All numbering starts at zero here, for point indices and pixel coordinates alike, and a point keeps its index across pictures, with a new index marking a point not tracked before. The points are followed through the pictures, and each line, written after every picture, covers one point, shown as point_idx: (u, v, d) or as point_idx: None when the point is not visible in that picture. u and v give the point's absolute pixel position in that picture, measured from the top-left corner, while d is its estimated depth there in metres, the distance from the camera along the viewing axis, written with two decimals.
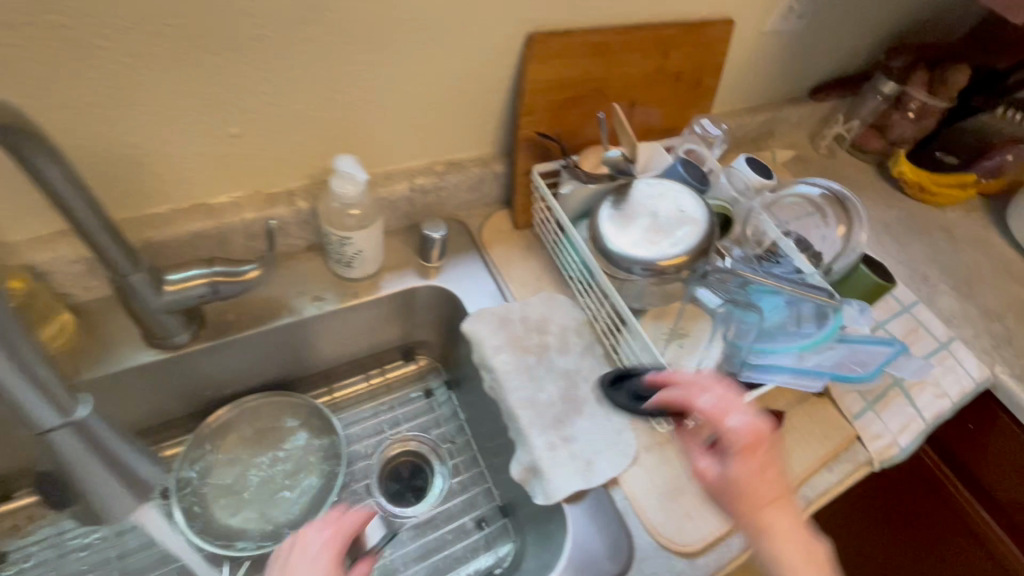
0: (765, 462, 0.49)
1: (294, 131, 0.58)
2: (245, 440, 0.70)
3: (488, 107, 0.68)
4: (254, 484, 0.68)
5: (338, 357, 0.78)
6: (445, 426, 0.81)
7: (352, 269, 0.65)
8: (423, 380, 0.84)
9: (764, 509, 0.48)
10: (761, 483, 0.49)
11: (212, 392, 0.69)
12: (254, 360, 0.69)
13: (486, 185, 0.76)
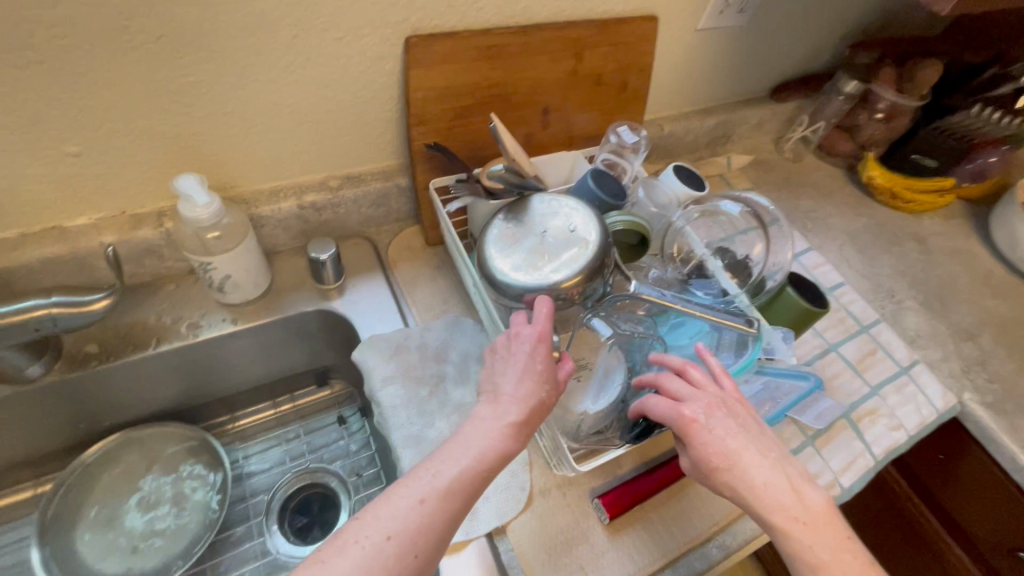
0: (715, 430, 0.46)
1: (144, 149, 0.53)
2: (123, 474, 0.66)
3: (378, 118, 0.62)
4: (126, 522, 0.64)
5: (234, 389, 0.72)
6: (352, 456, 0.74)
7: (224, 294, 0.60)
8: (334, 406, 0.77)
9: (726, 477, 0.44)
10: (716, 448, 0.45)
11: (89, 426, 0.65)
12: (143, 390, 0.65)
13: (391, 200, 0.71)
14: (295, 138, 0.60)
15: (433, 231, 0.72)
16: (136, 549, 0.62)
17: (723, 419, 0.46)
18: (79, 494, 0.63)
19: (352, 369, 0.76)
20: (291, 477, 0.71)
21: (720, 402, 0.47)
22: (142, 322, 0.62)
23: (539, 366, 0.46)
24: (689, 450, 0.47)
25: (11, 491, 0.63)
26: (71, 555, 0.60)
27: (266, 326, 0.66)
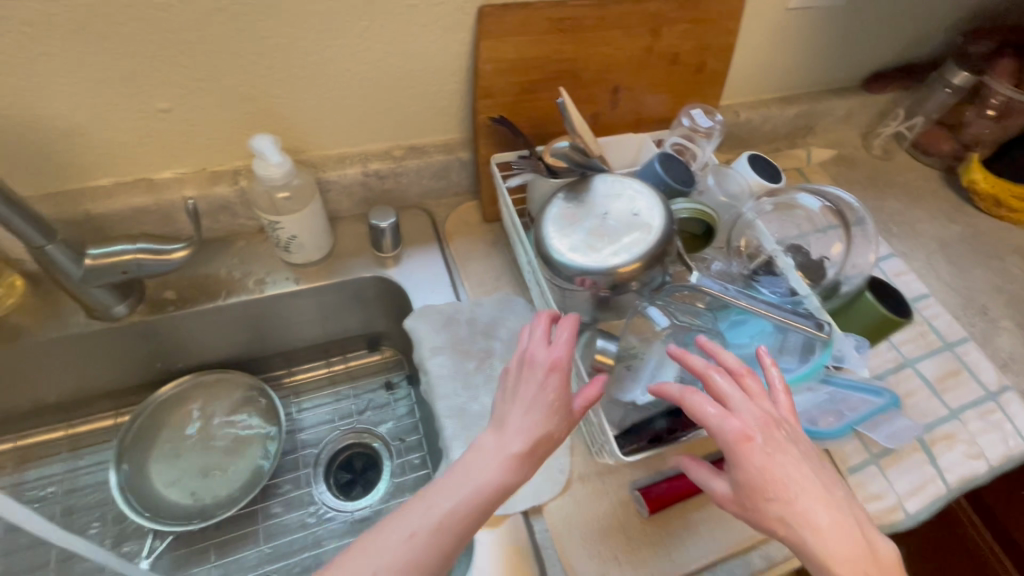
0: (772, 455, 0.42)
1: (226, 108, 0.56)
2: (189, 413, 0.71)
3: (445, 88, 0.62)
4: (190, 458, 0.68)
5: (291, 346, 0.76)
6: (396, 421, 0.76)
7: (288, 253, 0.63)
8: (383, 371, 0.80)
9: (783, 507, 0.41)
10: (776, 476, 0.42)
11: (162, 366, 0.70)
12: (211, 338, 0.69)
13: (452, 173, 0.71)
14: (364, 105, 0.61)
15: (491, 207, 0.71)
16: (197, 484, 0.67)
17: (783, 444, 0.43)
18: (150, 427, 0.69)
19: (402, 337, 0.78)
20: (339, 434, 0.74)
21: (775, 422, 0.44)
22: (213, 274, 0.66)
23: (549, 397, 0.45)
24: (739, 475, 0.42)
25: (93, 418, 0.69)
26: (141, 482, 0.66)
27: (325, 288, 0.68)
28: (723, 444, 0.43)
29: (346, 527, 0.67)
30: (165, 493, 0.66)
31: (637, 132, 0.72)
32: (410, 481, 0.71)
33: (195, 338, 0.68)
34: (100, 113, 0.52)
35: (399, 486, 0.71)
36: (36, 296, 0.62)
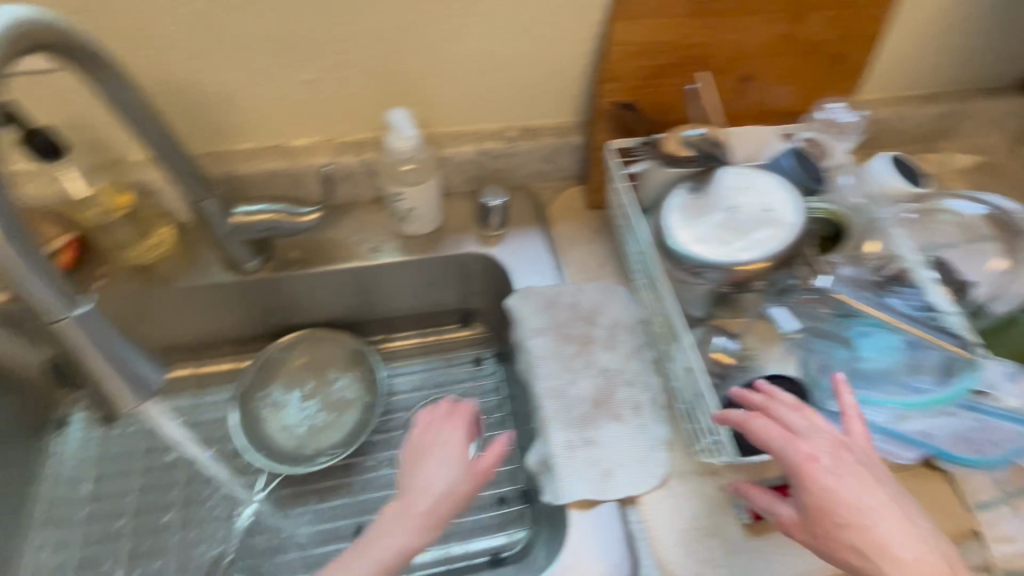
0: (843, 478, 0.39)
1: (363, 82, 0.59)
2: (298, 368, 0.76)
3: (567, 69, 0.62)
4: (295, 410, 0.73)
5: (391, 313, 0.79)
6: (483, 396, 0.78)
7: (404, 225, 0.65)
8: (476, 348, 0.81)
9: (858, 534, 0.37)
10: (846, 499, 0.38)
11: (280, 321, 0.75)
12: (323, 298, 0.74)
13: (563, 156, 0.70)
14: (488, 82, 0.62)
15: (601, 193, 0.70)
16: (300, 434, 0.72)
17: (854, 466, 0.40)
18: (263, 377, 0.74)
19: (495, 315, 0.79)
20: (429, 403, 0.77)
21: (846, 448, 0.41)
22: (333, 238, 0.70)
23: (453, 453, 0.49)
24: (805, 497, 0.40)
25: (216, 361, 0.75)
26: (254, 425, 0.72)
27: (431, 260, 0.71)
28: (786, 464, 0.41)
29: None
30: (273, 439, 0.71)
31: (762, 126, 0.68)
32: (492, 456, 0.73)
33: (309, 297, 0.73)
34: (254, 81, 0.57)
35: None
36: (176, 245, 0.67)
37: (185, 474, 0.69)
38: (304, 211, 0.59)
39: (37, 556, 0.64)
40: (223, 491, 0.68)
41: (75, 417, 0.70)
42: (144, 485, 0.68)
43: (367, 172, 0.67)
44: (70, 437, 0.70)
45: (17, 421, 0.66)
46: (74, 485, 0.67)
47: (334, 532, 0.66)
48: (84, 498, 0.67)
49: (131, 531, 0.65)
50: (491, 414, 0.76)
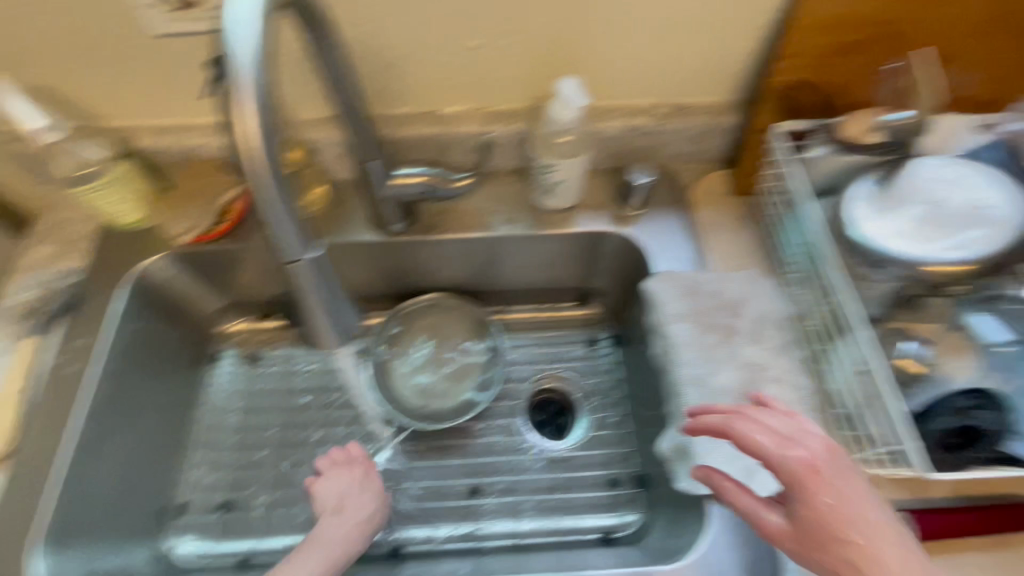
0: (841, 497, 0.39)
1: (526, 51, 0.58)
2: (422, 331, 0.78)
3: (737, 44, 0.58)
4: (419, 371, 0.76)
5: (514, 285, 0.79)
6: (596, 376, 0.78)
7: (546, 197, 0.65)
8: (592, 328, 0.81)
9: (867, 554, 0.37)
10: (841, 510, 0.39)
11: (409, 284, 0.77)
12: (451, 266, 0.75)
13: (712, 138, 0.67)
14: (650, 55, 0.59)
15: (752, 180, 0.66)
16: (423, 395, 0.75)
17: (855, 477, 0.40)
18: (392, 336, 0.77)
19: (617, 298, 0.78)
20: (545, 378, 0.78)
21: (839, 459, 0.41)
22: (469, 206, 0.71)
23: (374, 483, 0.61)
24: (806, 509, 0.40)
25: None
26: (381, 383, 0.75)
27: (563, 238, 0.70)
28: (784, 473, 0.41)
29: (545, 462, 0.72)
30: (398, 397, 0.74)
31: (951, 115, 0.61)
32: (603, 436, 0.74)
33: (440, 263, 0.74)
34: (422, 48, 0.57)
35: (595, 439, 0.73)
36: (329, 206, 0.69)
37: (322, 416, 0.73)
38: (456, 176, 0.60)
39: (194, 475, 0.68)
40: (355, 437, 0.72)
41: (226, 354, 0.75)
42: (284, 423, 0.72)
43: (511, 143, 0.66)
44: (220, 375, 0.74)
45: (182, 349, 0.71)
46: (224, 414, 0.72)
47: (452, 489, 0.70)
48: (232, 428, 0.71)
49: (276, 464, 0.70)
50: (604, 395, 0.77)
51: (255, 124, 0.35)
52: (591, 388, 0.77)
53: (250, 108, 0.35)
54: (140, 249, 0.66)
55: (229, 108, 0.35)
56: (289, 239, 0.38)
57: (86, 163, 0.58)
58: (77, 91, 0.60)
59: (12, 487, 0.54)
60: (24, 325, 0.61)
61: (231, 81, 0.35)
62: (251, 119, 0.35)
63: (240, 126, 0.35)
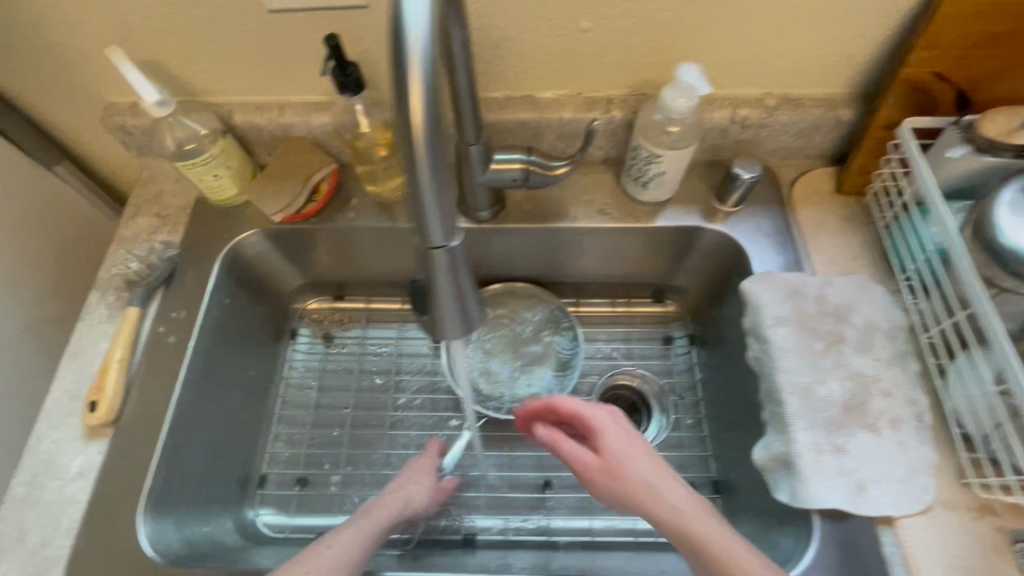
0: (618, 445, 0.50)
1: (637, 35, 0.55)
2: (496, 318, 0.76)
3: (868, 32, 0.54)
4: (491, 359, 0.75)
5: (591, 276, 0.76)
6: (671, 377, 0.74)
7: (642, 189, 0.63)
8: (669, 326, 0.77)
9: (673, 510, 0.45)
10: (629, 458, 0.49)
11: (486, 271, 0.76)
12: (530, 255, 0.73)
13: (821, 133, 0.63)
14: (768, 42, 0.56)
15: (865, 177, 0.62)
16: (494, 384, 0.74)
17: (623, 428, 0.51)
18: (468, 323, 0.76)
19: (699, 295, 0.75)
20: (616, 373, 0.75)
21: (621, 423, 0.52)
22: (555, 195, 0.69)
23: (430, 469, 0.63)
24: (607, 455, 0.50)
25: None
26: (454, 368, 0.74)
27: (651, 230, 0.67)
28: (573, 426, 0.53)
29: None
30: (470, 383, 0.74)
31: None
32: (675, 439, 0.70)
33: (520, 250, 0.72)
34: (530, 28, 0.55)
35: (671, 440, 0.70)
36: None
37: (395, 398, 0.74)
38: (556, 165, 0.57)
39: (272, 449, 0.70)
40: (428, 422, 0.72)
41: (301, 330, 0.76)
42: (357, 403, 0.73)
43: (606, 131, 0.64)
44: (297, 350, 0.75)
45: (266, 326, 0.72)
46: (300, 390, 0.73)
47: (524, 481, 0.69)
48: (308, 405, 0.72)
49: (351, 443, 0.71)
50: (679, 397, 0.73)
51: (417, 76, 0.27)
52: (666, 388, 0.74)
53: (415, 57, 0.27)
54: (232, 225, 0.67)
55: (389, 57, 0.28)
56: (431, 220, 0.31)
57: (195, 138, 0.60)
58: (184, 67, 0.60)
59: (115, 453, 0.55)
60: (126, 295, 0.63)
61: (392, 27, 0.27)
62: (414, 73, 0.27)
63: (402, 81, 0.27)
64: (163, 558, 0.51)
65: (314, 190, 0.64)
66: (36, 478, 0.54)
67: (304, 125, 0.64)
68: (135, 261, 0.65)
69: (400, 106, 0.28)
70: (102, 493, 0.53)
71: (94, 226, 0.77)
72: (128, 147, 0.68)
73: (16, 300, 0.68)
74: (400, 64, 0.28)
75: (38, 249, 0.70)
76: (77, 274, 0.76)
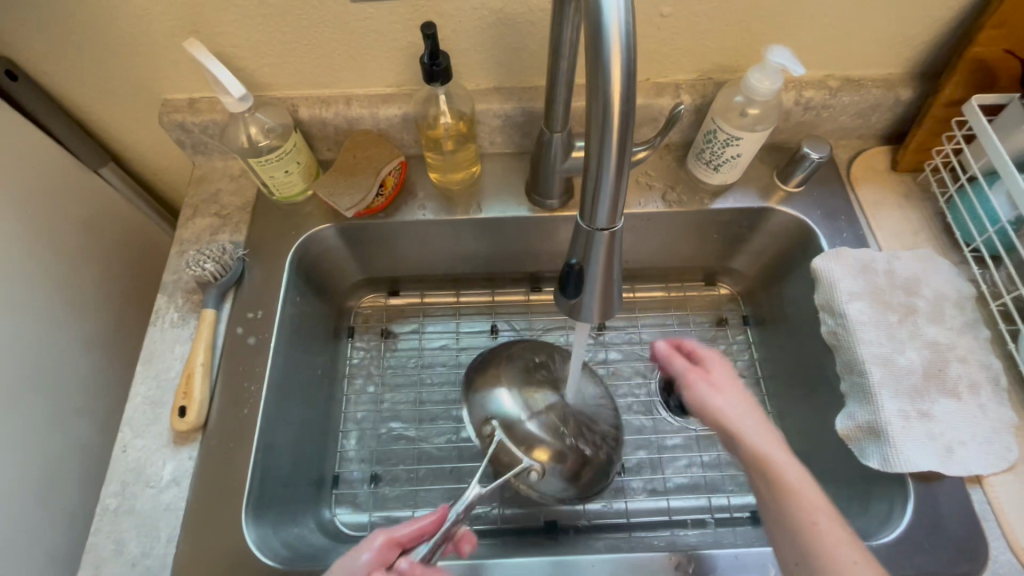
0: (728, 397, 0.50)
1: (714, 21, 0.57)
2: (551, 321, 0.74)
3: (932, 14, 0.56)
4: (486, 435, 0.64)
5: (646, 260, 0.74)
6: (729, 355, 0.73)
7: (712, 173, 0.64)
8: (722, 309, 0.76)
9: (762, 448, 0.45)
10: (729, 412, 0.48)
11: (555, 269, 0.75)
12: None
13: (878, 113, 0.65)
14: (836, 26, 0.58)
15: (926, 153, 0.65)
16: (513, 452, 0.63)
17: (734, 393, 0.50)
18: None
19: (755, 277, 0.74)
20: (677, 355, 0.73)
21: (734, 388, 0.51)
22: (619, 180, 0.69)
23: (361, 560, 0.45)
24: (710, 405, 0.50)
25: (474, 293, 0.76)
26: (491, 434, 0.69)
27: (718, 211, 0.67)
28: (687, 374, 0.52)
29: (689, 441, 0.68)
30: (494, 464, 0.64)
31: None
32: None
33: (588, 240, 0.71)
34: None
35: None
36: (474, 181, 0.69)
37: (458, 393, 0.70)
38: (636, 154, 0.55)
39: (342, 448, 0.67)
40: None
41: (358, 328, 0.74)
42: (423, 399, 0.70)
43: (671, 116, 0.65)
44: (355, 348, 0.73)
45: (325, 323, 0.69)
46: (360, 387, 0.70)
47: None
48: (372, 401, 0.69)
49: (416, 437, 0.67)
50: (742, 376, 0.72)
51: (619, 56, 0.28)
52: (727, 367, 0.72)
53: (617, 41, 0.28)
54: (294, 223, 0.66)
55: (585, 38, 0.29)
56: (604, 200, 0.32)
57: (267, 135, 0.59)
58: (251, 62, 0.58)
59: (207, 458, 0.54)
60: (196, 297, 0.61)
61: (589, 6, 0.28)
62: (615, 53, 0.28)
63: (601, 67, 0.28)
64: (274, 560, 0.51)
65: (382, 184, 0.63)
66: (127, 487, 0.52)
67: (371, 119, 0.63)
68: (208, 261, 0.60)
69: (594, 85, 0.29)
70: (199, 498, 0.52)
71: (143, 231, 0.75)
72: (183, 146, 0.66)
73: (78, 309, 0.65)
74: (596, 48, 0.29)
75: (95, 256, 0.68)
76: (133, 279, 0.73)
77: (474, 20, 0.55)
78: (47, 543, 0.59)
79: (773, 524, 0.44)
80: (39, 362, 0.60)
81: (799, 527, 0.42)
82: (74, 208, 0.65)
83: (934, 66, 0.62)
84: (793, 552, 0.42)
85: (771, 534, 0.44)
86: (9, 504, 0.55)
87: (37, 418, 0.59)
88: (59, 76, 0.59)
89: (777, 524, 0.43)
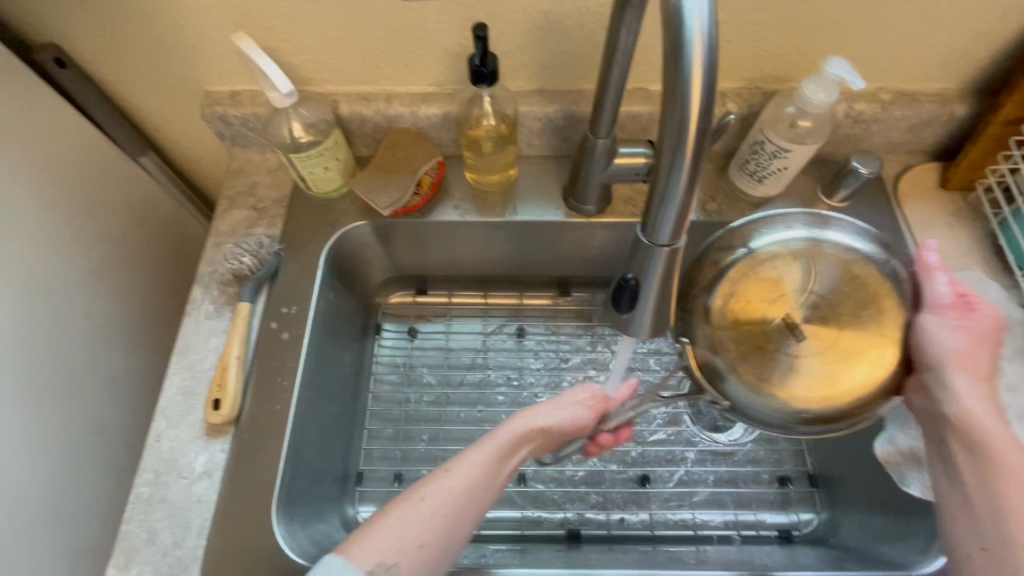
0: (978, 351, 0.46)
1: (766, 30, 0.55)
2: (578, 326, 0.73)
3: (995, 27, 0.54)
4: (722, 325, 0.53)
5: None
6: None
7: (756, 185, 0.62)
8: None
9: (980, 415, 0.44)
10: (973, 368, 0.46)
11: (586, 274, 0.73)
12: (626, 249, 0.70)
13: (930, 128, 0.63)
14: (893, 38, 0.56)
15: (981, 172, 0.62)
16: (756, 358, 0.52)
17: (981, 351, 0.46)
18: (541, 379, 0.70)
19: None
20: None
21: (984, 344, 0.46)
22: None
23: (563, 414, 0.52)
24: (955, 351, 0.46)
25: (503, 294, 0.75)
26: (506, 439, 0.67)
27: None
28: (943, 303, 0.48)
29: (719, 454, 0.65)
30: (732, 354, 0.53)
31: None
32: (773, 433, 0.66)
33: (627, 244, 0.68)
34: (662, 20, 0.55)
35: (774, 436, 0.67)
36: (510, 182, 0.68)
37: (484, 395, 0.69)
38: None
39: (366, 446, 0.66)
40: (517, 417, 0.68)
41: (386, 326, 0.73)
42: (446, 399, 0.69)
43: None
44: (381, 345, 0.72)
45: (352, 320, 0.69)
46: (384, 384, 0.70)
47: (624, 477, 0.65)
48: (397, 400, 0.69)
49: (442, 437, 0.67)
50: None
51: (700, 72, 0.28)
52: None
53: (698, 56, 0.28)
54: (331, 217, 0.65)
55: (665, 50, 0.28)
56: (669, 216, 0.32)
57: (308, 130, 0.59)
58: (294, 57, 0.58)
59: (239, 451, 0.54)
60: (231, 289, 0.62)
61: (668, 20, 0.28)
62: (696, 68, 0.28)
63: (681, 81, 0.28)
64: (302, 558, 0.51)
65: (419, 184, 0.62)
66: (160, 476, 0.53)
67: (410, 117, 0.63)
68: (246, 254, 0.61)
69: (672, 100, 0.29)
70: (230, 492, 0.52)
71: (179, 221, 0.76)
72: (222, 138, 0.66)
73: (116, 297, 0.66)
74: (676, 61, 0.28)
75: (132, 243, 0.69)
76: (169, 270, 0.74)
77: (522, 21, 0.55)
78: (81, 528, 0.60)
79: (967, 490, 0.43)
80: (77, 348, 0.61)
81: (1004, 504, 0.41)
82: (115, 196, 0.66)
83: (994, 81, 0.60)
84: (982, 532, 0.42)
85: (951, 503, 0.44)
86: (47, 487, 0.56)
87: (74, 402, 0.60)
88: (106, 65, 0.59)
89: (966, 491, 0.43)
